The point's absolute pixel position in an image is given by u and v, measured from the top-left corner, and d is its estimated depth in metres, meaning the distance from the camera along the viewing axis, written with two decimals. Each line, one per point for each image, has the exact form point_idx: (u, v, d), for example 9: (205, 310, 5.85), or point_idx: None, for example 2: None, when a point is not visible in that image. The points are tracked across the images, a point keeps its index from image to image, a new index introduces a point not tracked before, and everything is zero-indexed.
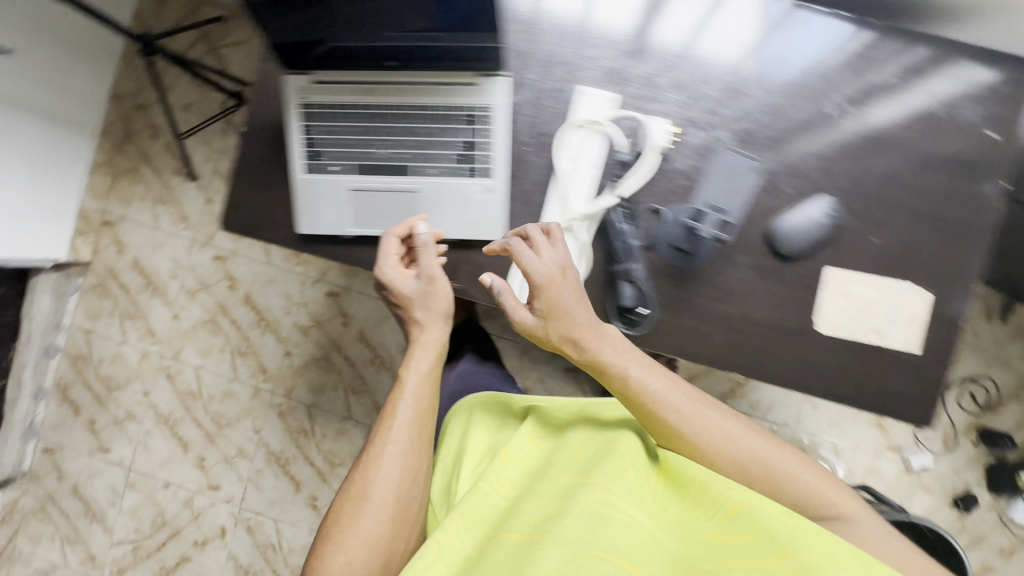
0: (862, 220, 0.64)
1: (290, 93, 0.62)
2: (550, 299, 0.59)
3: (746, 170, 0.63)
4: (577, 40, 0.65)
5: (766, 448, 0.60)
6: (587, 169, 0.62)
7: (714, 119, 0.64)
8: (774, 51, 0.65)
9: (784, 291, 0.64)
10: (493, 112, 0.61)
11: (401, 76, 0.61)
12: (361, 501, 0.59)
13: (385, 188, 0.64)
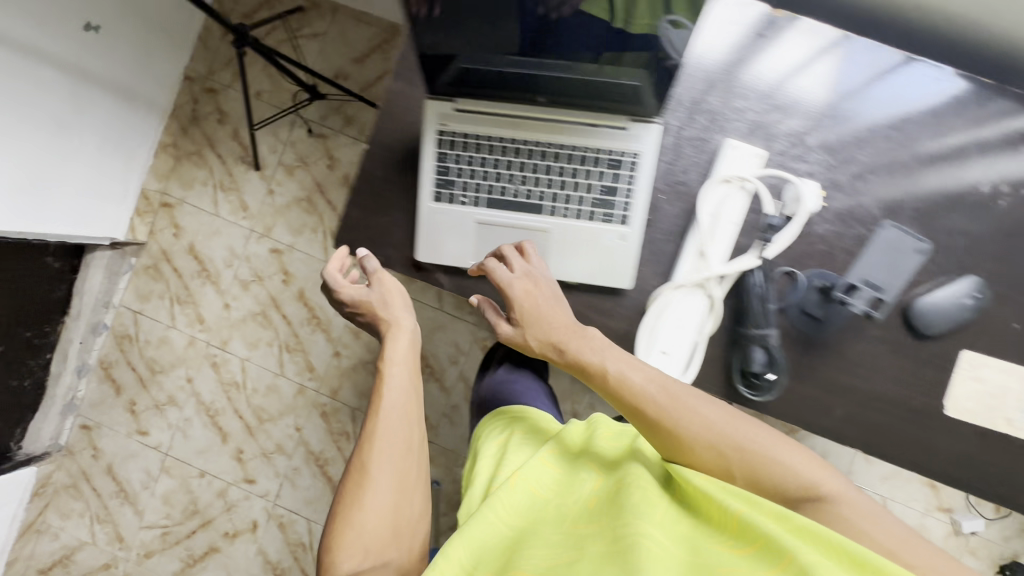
0: (1006, 303, 0.62)
1: (430, 118, 0.59)
2: (518, 291, 0.59)
3: (911, 251, 0.62)
4: (747, 94, 0.63)
5: (751, 432, 0.54)
6: (728, 226, 0.60)
7: (860, 185, 0.62)
8: (921, 122, 0.63)
9: (915, 369, 0.62)
10: (639, 159, 0.59)
11: (549, 112, 0.59)
12: (363, 480, 0.62)
13: (513, 224, 0.62)
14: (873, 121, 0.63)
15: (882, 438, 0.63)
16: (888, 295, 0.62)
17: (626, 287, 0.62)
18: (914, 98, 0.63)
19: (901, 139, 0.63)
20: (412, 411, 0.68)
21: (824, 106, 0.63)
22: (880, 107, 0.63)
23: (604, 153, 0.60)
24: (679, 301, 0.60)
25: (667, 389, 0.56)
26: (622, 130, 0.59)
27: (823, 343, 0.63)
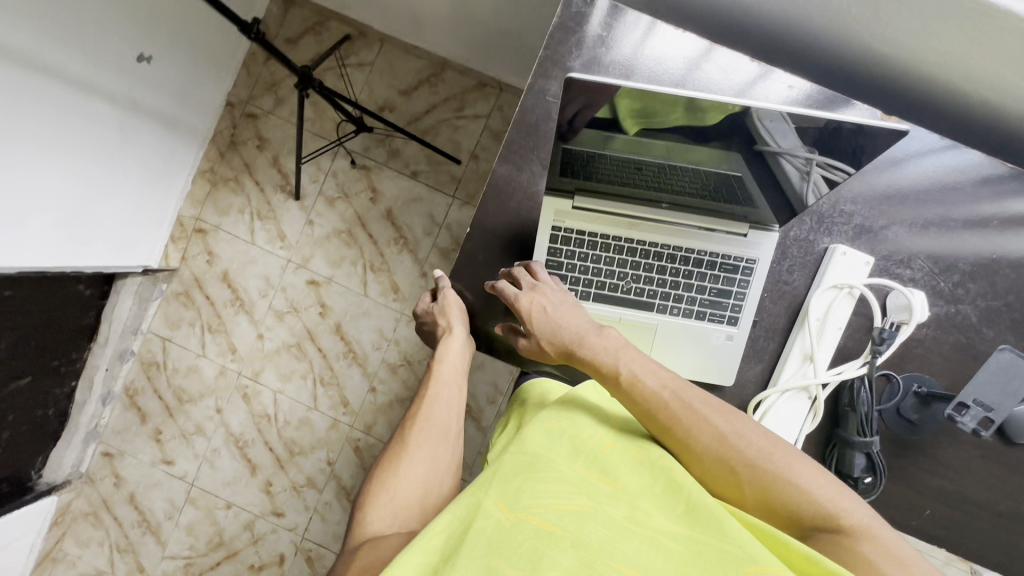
0: None
1: (547, 212, 0.64)
2: (526, 308, 0.60)
3: None
4: (882, 210, 0.66)
5: (771, 453, 0.51)
6: (833, 330, 0.63)
7: (960, 292, 0.65)
8: (1017, 237, 0.65)
9: (1003, 473, 0.64)
10: (756, 264, 0.64)
11: (668, 216, 0.64)
12: (398, 460, 0.58)
13: (621, 317, 0.65)
14: (929, 188, 0.66)
15: (971, 543, 0.64)
16: (999, 416, 0.60)
17: (727, 383, 0.64)
18: (962, 162, 0.65)
19: (966, 212, 0.66)
20: (458, 400, 0.65)
21: (889, 182, 0.66)
22: (934, 173, 0.66)
23: (720, 257, 0.65)
24: (784, 401, 0.62)
25: (681, 397, 0.55)
26: (743, 238, 0.64)
27: (917, 445, 0.64)
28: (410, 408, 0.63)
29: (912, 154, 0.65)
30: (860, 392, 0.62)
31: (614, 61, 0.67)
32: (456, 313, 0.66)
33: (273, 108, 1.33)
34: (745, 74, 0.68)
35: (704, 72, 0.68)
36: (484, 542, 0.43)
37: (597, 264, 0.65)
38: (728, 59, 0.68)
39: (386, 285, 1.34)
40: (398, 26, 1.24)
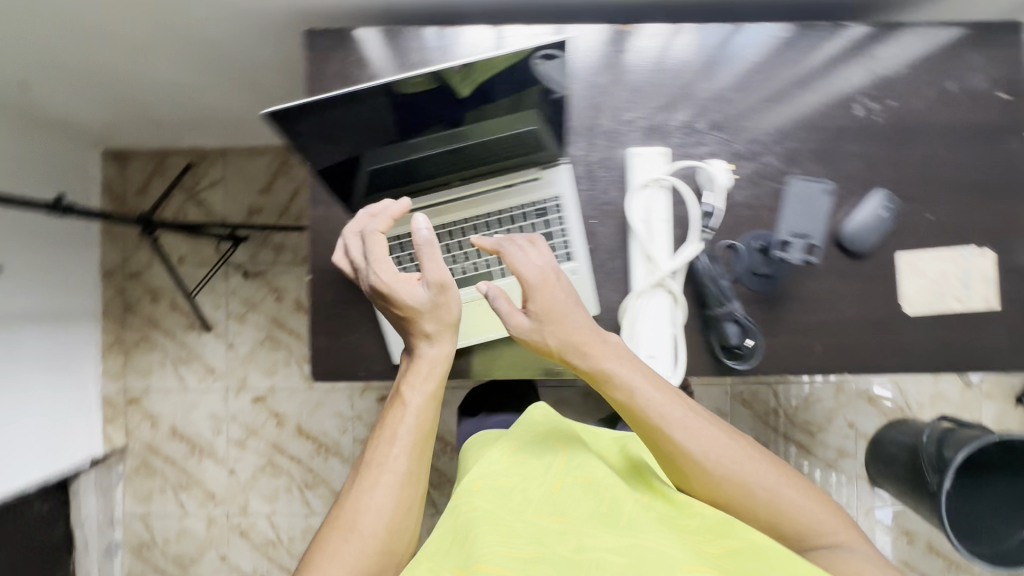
0: (914, 201, 0.68)
1: (359, 235, 0.65)
2: (542, 302, 0.59)
3: (820, 193, 0.67)
4: (660, 101, 0.68)
5: (760, 469, 0.56)
6: (660, 224, 0.65)
7: (759, 147, 0.68)
8: (794, 76, 0.68)
9: (867, 286, 0.68)
10: (562, 198, 0.64)
11: (464, 189, 0.64)
12: (349, 532, 0.56)
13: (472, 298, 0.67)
14: (710, 69, 0.68)
15: (864, 358, 0.68)
16: (818, 240, 0.67)
17: (596, 313, 0.68)
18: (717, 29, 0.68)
19: (752, 76, 0.68)
20: (427, 438, 0.62)
21: (663, 75, 0.68)
22: (701, 55, 0.68)
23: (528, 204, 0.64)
24: (644, 306, 0.65)
25: (697, 414, 0.58)
26: (539, 180, 0.64)
27: (782, 294, 0.68)
28: (363, 464, 0.61)
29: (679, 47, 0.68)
30: (706, 268, 0.66)
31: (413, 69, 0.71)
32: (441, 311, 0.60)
33: (150, 259, 1.35)
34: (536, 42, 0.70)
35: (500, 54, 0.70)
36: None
37: None
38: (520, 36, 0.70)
39: None
40: (229, 138, 1.28)
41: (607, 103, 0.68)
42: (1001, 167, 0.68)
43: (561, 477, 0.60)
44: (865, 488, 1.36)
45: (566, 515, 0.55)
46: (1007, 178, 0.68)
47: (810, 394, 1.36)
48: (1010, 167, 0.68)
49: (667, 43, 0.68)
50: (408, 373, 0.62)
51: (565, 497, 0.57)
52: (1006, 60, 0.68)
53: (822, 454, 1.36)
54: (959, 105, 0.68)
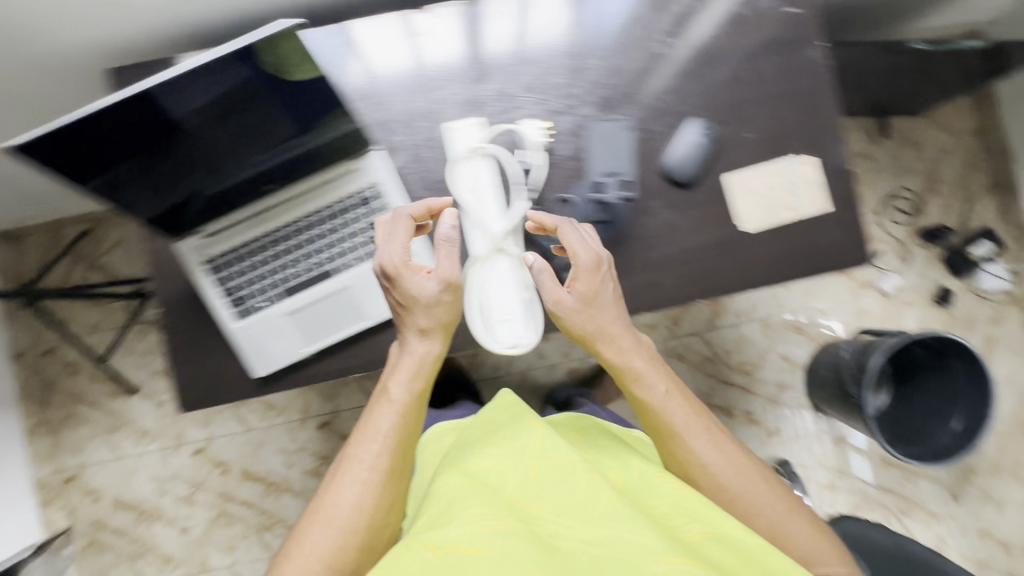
0: (729, 123, 0.70)
1: (187, 257, 0.64)
2: (581, 288, 0.63)
3: (620, 131, 0.69)
4: (477, 74, 0.70)
5: (758, 489, 0.65)
6: (487, 191, 0.67)
7: (573, 99, 0.70)
8: (608, 26, 0.70)
9: (702, 212, 0.70)
10: (382, 184, 0.66)
11: (284, 194, 0.65)
12: (331, 520, 0.61)
13: (314, 297, 0.66)
14: (537, 34, 0.70)
15: (712, 282, 0.70)
16: (631, 176, 0.69)
17: None
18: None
19: (575, 33, 0.70)
20: (407, 438, 0.66)
21: (492, 49, 0.70)
22: (524, 23, 0.70)
23: (349, 198, 0.66)
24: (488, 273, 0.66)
25: (706, 427, 0.68)
26: (355, 171, 0.65)
27: (623, 237, 0.69)
28: (349, 450, 0.65)
29: (500, 19, 0.70)
30: (540, 226, 0.68)
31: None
32: (439, 309, 0.62)
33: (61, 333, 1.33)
34: (395, 32, 0.70)
35: (366, 50, 0.70)
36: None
37: (262, 269, 0.65)
38: (379, 28, 0.70)
39: (260, 408, 1.34)
40: None
41: (421, 85, 0.69)
42: (803, 77, 0.71)
43: (536, 460, 0.63)
44: (810, 416, 1.38)
45: (546, 503, 0.58)
46: (809, 85, 0.71)
47: (739, 335, 1.39)
48: (810, 75, 0.71)
49: (519, 11, 0.70)
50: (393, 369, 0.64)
51: (542, 484, 0.60)
52: None
53: (763, 390, 1.39)
54: (752, 27, 0.71)
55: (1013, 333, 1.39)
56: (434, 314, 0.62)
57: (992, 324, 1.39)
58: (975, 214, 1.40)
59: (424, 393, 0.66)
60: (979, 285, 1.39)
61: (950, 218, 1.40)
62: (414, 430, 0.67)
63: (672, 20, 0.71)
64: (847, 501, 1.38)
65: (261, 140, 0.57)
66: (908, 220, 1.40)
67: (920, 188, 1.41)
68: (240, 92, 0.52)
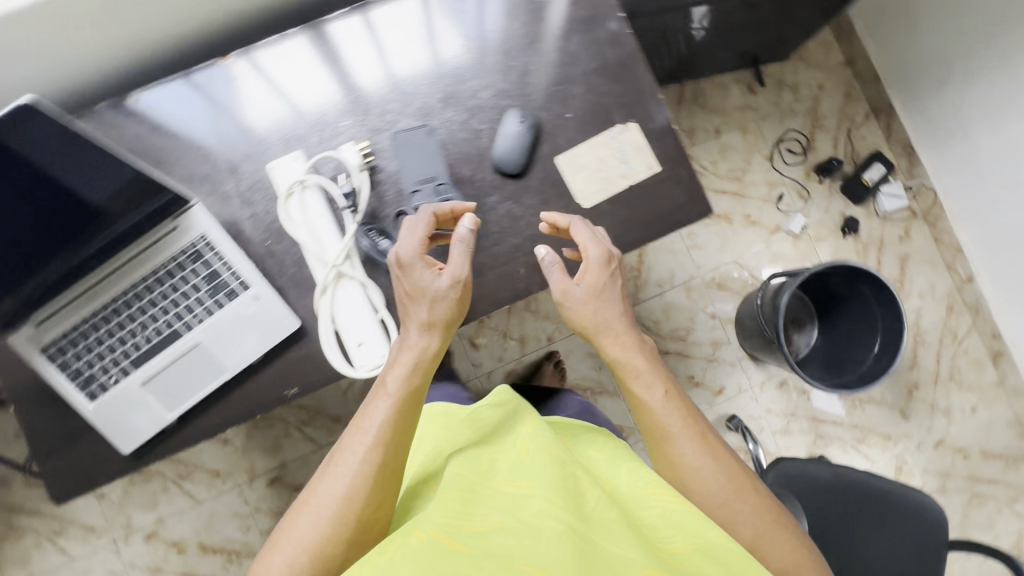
0: (547, 107, 0.71)
1: (23, 350, 0.62)
2: (587, 286, 0.65)
3: (423, 137, 0.69)
4: (311, 111, 0.70)
5: (746, 499, 0.65)
6: (320, 221, 0.66)
7: (392, 115, 0.71)
8: (449, 44, 0.72)
9: (539, 197, 0.71)
10: (209, 236, 0.65)
11: (110, 265, 0.63)
12: (318, 509, 0.58)
13: (166, 361, 0.65)
14: (396, 64, 0.71)
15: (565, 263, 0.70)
16: (446, 181, 0.69)
17: (298, 322, 0.67)
18: (392, 32, 0.72)
19: (429, 58, 0.71)
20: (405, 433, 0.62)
21: (356, 85, 0.71)
22: (387, 55, 0.71)
23: (179, 255, 0.65)
24: (335, 302, 0.66)
25: (705, 435, 0.67)
26: (179, 228, 0.64)
27: (469, 237, 0.70)
28: (344, 439, 0.62)
29: (364, 56, 0.71)
30: (379, 244, 0.66)
31: (142, 140, 0.69)
32: (448, 304, 0.62)
33: None
34: (256, 73, 0.70)
35: (245, 97, 0.70)
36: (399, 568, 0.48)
37: (106, 344, 0.64)
38: (242, 72, 0.70)
39: (205, 478, 1.31)
40: None
41: (243, 131, 0.70)
42: (611, 48, 0.72)
43: (527, 445, 0.63)
44: (750, 367, 1.40)
45: (531, 484, 0.56)
46: (619, 55, 0.72)
47: (665, 303, 1.40)
48: (617, 44, 0.72)
49: (374, 30, 0.72)
50: (391, 364, 0.62)
51: (530, 462, 0.59)
52: None
53: (699, 352, 1.40)
54: (553, 10, 0.72)
55: (924, 246, 1.43)
56: (441, 310, 0.62)
57: (901, 242, 1.43)
58: (862, 141, 1.44)
59: (421, 390, 0.63)
60: (881, 208, 1.43)
61: (839, 150, 1.44)
62: (411, 425, 0.62)
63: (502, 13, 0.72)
64: (803, 441, 1.39)
65: (117, 172, 0.56)
66: (802, 159, 1.44)
67: (806, 127, 1.45)
68: (54, 135, 0.51)
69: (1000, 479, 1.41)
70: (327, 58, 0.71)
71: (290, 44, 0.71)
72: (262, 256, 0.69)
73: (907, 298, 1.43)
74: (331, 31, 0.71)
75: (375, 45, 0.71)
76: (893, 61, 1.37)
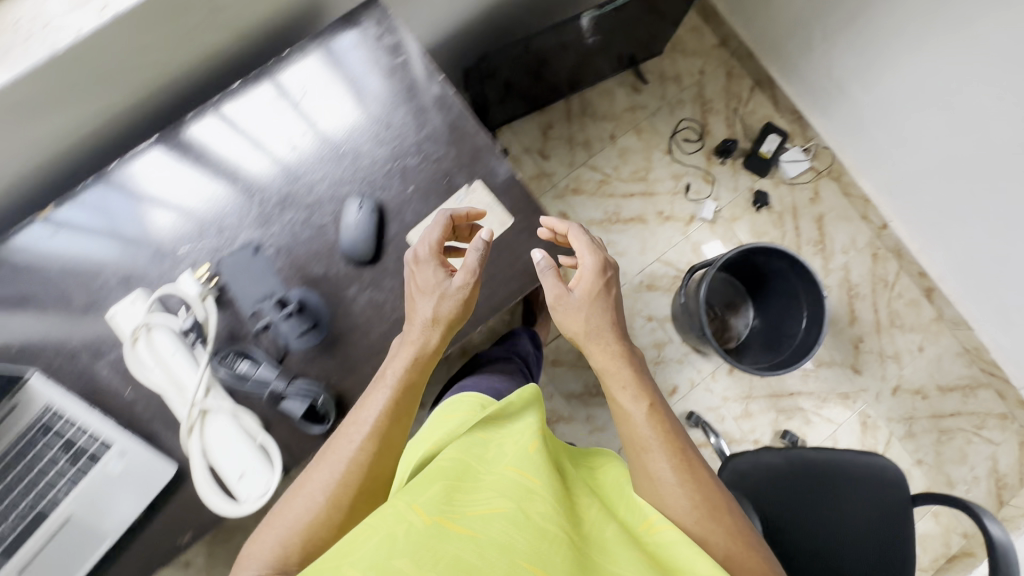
0: (386, 186, 0.70)
1: None
2: (579, 288, 0.65)
3: (252, 254, 0.68)
4: (163, 236, 0.68)
5: (728, 525, 0.57)
6: (173, 357, 0.63)
7: (230, 229, 0.69)
8: (288, 139, 0.70)
9: (397, 278, 0.69)
10: (55, 405, 0.61)
11: None
12: (305, 491, 0.55)
13: (37, 548, 0.60)
14: (250, 165, 0.70)
15: None
16: (283, 290, 0.68)
17: (176, 467, 0.65)
18: (249, 128, 0.70)
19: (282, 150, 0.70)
20: (402, 426, 0.59)
21: (214, 195, 0.69)
22: (255, 148, 0.70)
23: (20, 436, 0.59)
24: (206, 438, 0.63)
25: (687, 452, 0.61)
26: (17, 407, 0.59)
27: (336, 334, 0.68)
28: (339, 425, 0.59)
29: (230, 157, 0.69)
30: (238, 368, 0.64)
31: None
32: (455, 303, 0.61)
33: None
34: (101, 205, 0.68)
35: (120, 220, 0.68)
36: (400, 544, 0.45)
37: None
38: (89, 204, 0.68)
39: None
40: None
41: (77, 283, 0.67)
42: (438, 113, 0.71)
43: (536, 441, 0.60)
44: (697, 359, 1.40)
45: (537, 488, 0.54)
46: (448, 118, 0.71)
47: None
48: (444, 108, 0.71)
49: (221, 128, 0.70)
50: (392, 359, 0.60)
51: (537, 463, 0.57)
52: (381, 33, 0.72)
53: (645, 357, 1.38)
54: (374, 87, 0.71)
55: (836, 202, 1.45)
56: (446, 309, 0.61)
57: (813, 203, 1.45)
58: (753, 115, 1.46)
59: (417, 394, 0.60)
60: (786, 175, 1.44)
61: (733, 128, 1.46)
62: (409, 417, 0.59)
63: (338, 89, 0.71)
64: (766, 420, 1.39)
65: None
66: (699, 146, 1.45)
67: (697, 114, 1.46)
68: None
69: (962, 411, 1.43)
70: (189, 167, 0.69)
71: (130, 166, 0.68)
72: (126, 404, 0.66)
73: (832, 257, 1.44)
74: (175, 139, 0.69)
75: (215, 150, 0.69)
76: (761, 36, 1.39)
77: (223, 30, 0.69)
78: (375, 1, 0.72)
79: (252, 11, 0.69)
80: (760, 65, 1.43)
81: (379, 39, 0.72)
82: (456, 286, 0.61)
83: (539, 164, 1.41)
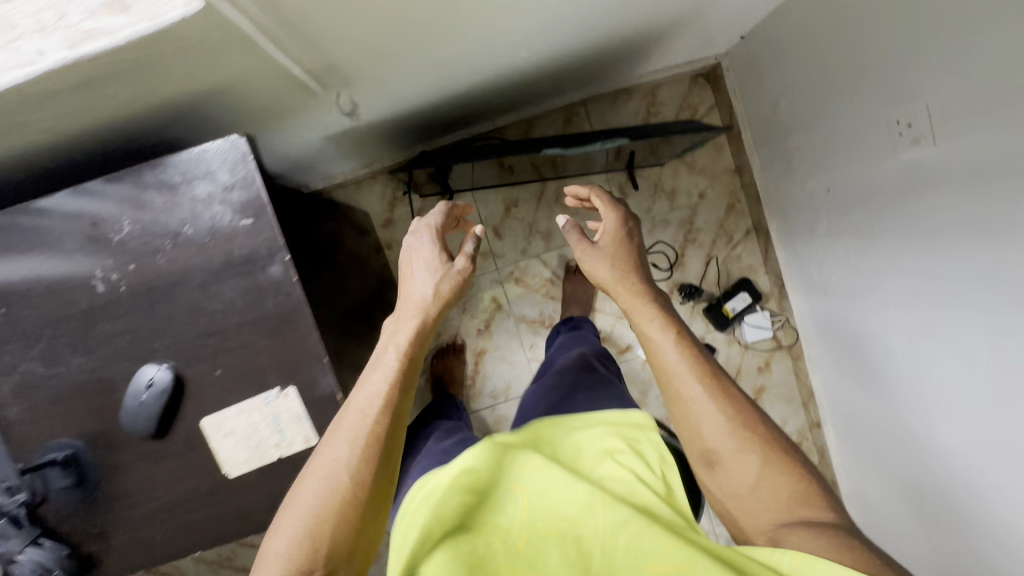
0: (192, 361, 0.62)
1: None
2: (605, 236, 0.72)
3: None
4: None
5: (760, 429, 0.53)
6: None
7: (11, 358, 0.62)
8: (108, 267, 0.61)
9: (178, 461, 0.63)
10: None
11: None
12: (307, 486, 0.49)
13: None
14: (58, 285, 0.61)
15: (206, 531, 0.64)
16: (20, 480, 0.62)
17: None
18: (81, 234, 0.61)
19: (107, 271, 0.61)
20: (408, 398, 0.57)
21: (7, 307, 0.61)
22: (82, 257, 0.61)
23: None
24: None
25: (712, 373, 0.57)
26: None
27: (98, 499, 0.63)
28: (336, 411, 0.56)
29: (46, 264, 0.61)
30: None
31: None
32: (455, 284, 0.65)
33: None
34: None
35: None
36: None
37: None
38: None
39: None
40: None
41: None
42: (271, 299, 0.62)
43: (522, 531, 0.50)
44: None
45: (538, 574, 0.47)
46: (280, 307, 0.62)
47: (499, 417, 1.30)
48: (280, 294, 0.62)
49: (63, 215, 0.61)
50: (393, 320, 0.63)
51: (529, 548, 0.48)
52: (241, 184, 0.60)
53: None
54: (212, 242, 0.61)
55: (780, 380, 1.36)
56: (450, 284, 0.65)
57: (759, 373, 1.35)
58: (736, 262, 1.32)
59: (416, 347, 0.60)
60: (745, 337, 1.34)
61: (708, 269, 1.32)
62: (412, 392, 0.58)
63: (193, 218, 0.61)
64: None
65: None
66: (666, 276, 1.31)
67: (678, 240, 1.31)
68: None
69: None
70: None
71: None
72: None
73: None
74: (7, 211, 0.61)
75: (9, 265, 0.61)
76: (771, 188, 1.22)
77: (38, 133, 0.57)
78: (237, 138, 0.60)
79: (76, 119, 0.57)
80: (761, 214, 1.27)
81: (240, 179, 0.60)
82: (463, 265, 0.66)
83: (489, 242, 1.30)
